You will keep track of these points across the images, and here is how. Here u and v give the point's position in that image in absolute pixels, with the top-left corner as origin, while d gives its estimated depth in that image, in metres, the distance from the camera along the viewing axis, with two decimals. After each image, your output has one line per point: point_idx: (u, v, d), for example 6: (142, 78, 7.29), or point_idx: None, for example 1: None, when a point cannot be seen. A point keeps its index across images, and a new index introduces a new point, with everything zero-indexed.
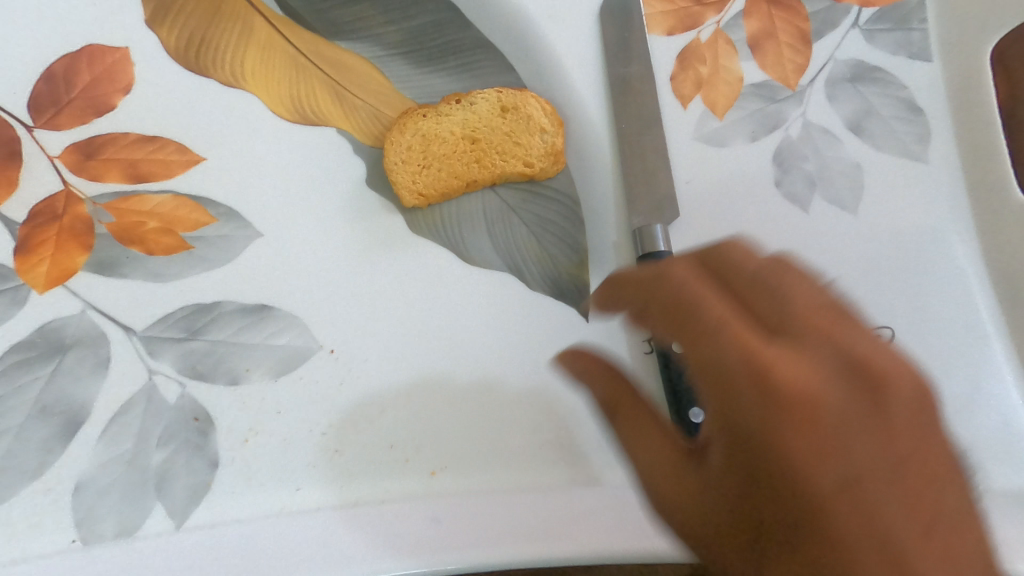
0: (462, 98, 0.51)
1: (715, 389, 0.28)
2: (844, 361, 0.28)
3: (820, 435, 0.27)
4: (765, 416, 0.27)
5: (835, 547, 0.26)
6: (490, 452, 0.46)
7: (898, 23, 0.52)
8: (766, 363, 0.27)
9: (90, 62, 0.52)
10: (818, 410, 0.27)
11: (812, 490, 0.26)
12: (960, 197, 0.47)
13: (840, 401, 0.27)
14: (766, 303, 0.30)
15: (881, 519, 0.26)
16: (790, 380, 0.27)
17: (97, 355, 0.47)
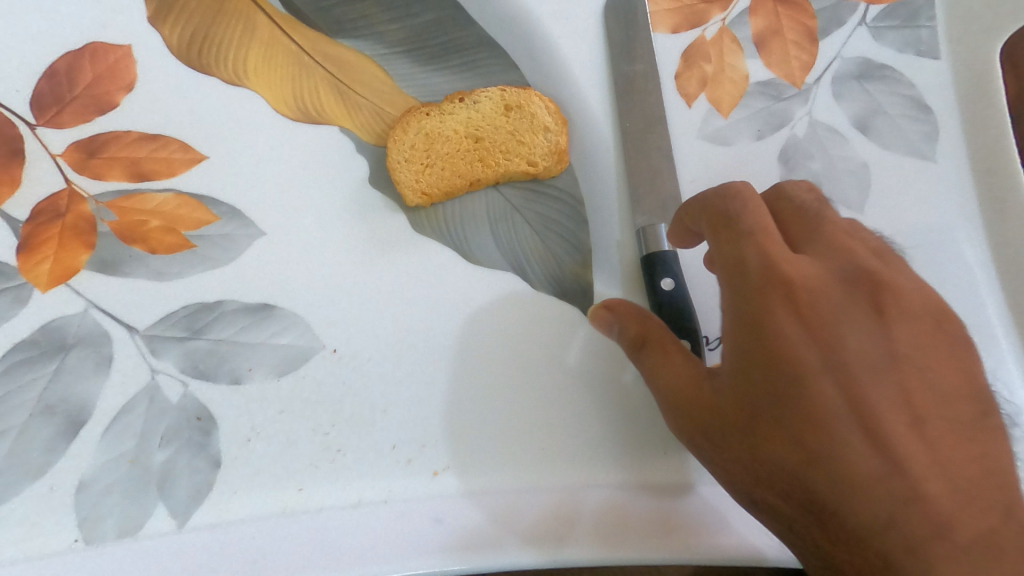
0: (465, 96, 0.51)
1: (738, 285, 0.38)
2: (850, 277, 0.38)
3: (820, 325, 0.37)
4: (778, 307, 0.37)
5: (823, 413, 0.35)
6: (494, 453, 0.46)
7: (906, 21, 0.51)
8: (781, 267, 0.38)
9: (93, 60, 0.52)
10: (821, 308, 0.37)
11: (810, 369, 0.35)
12: (968, 196, 0.47)
13: (840, 304, 0.37)
14: (794, 234, 0.41)
15: (860, 393, 0.35)
16: (796, 283, 0.37)
17: (99, 355, 0.46)
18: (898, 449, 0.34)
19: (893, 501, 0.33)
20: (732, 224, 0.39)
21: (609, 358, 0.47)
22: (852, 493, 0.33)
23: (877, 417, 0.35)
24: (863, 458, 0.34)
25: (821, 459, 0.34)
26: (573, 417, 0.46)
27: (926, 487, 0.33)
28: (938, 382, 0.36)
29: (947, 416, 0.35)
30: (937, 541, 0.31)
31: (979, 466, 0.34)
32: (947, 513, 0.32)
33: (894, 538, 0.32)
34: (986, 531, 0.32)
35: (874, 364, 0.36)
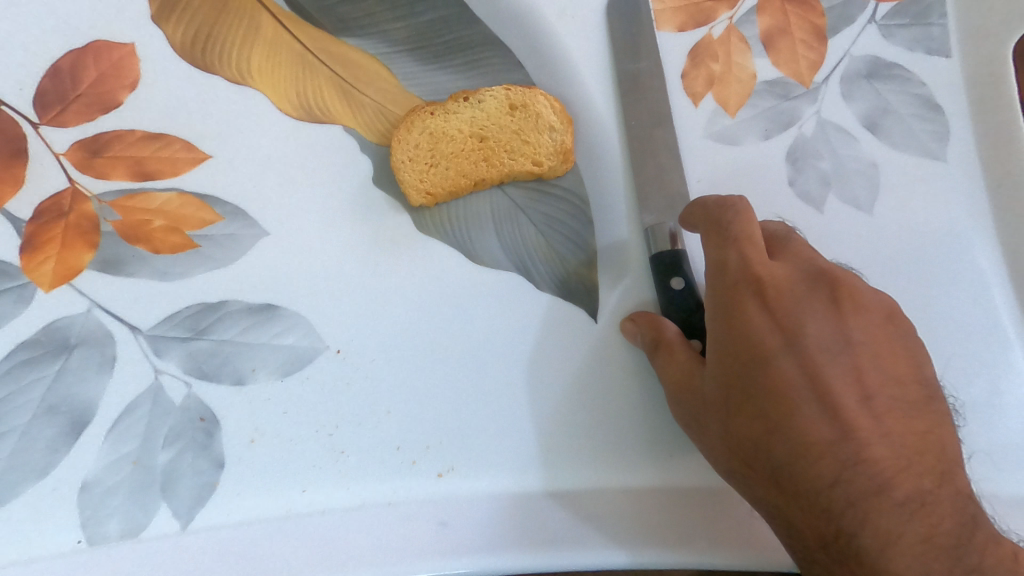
0: (470, 95, 0.50)
1: (719, 283, 0.42)
2: (817, 276, 0.42)
3: (787, 316, 0.40)
4: (750, 299, 0.41)
5: (785, 391, 0.39)
6: (498, 454, 0.45)
7: (916, 18, 0.51)
8: (757, 266, 0.41)
9: (96, 58, 0.52)
10: (788, 301, 0.41)
11: (774, 352, 0.39)
12: (979, 196, 0.46)
13: (806, 298, 0.41)
14: (771, 241, 0.44)
15: (818, 374, 0.39)
16: (769, 279, 0.41)
17: (103, 355, 0.46)
18: (849, 421, 0.38)
19: (840, 464, 0.36)
20: (723, 229, 0.42)
21: (615, 359, 0.47)
22: (805, 458, 0.37)
23: (833, 395, 0.39)
24: (815, 428, 0.38)
25: (780, 430, 0.38)
26: (578, 419, 0.46)
27: (871, 454, 0.37)
28: (889, 367, 0.40)
29: (895, 396, 0.39)
30: (876, 497, 0.35)
31: (921, 440, 0.37)
32: (888, 476, 0.36)
33: (839, 495, 0.36)
34: (922, 492, 0.36)
35: (832, 350, 0.40)
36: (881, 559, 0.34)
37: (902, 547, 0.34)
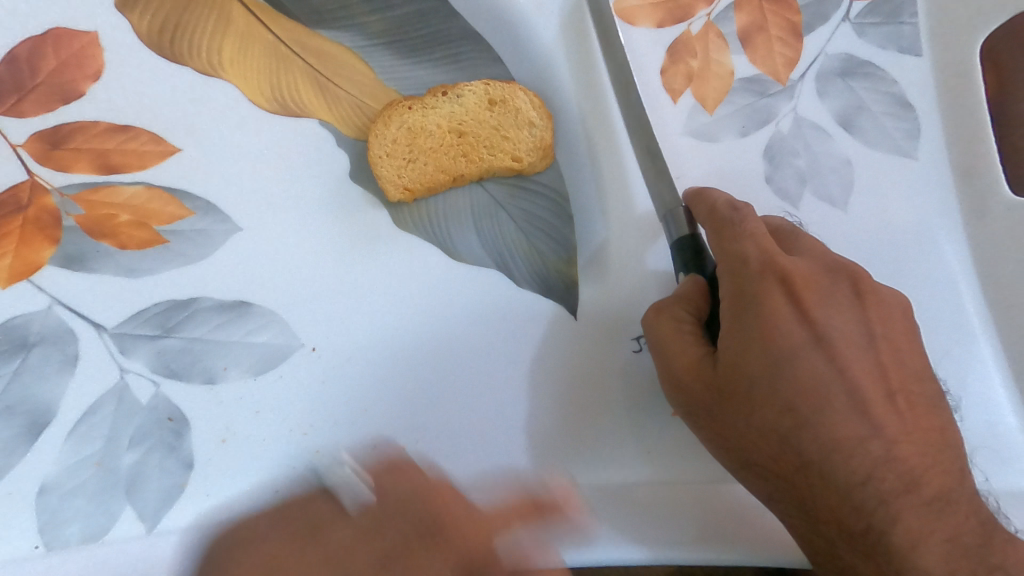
0: (448, 90, 0.50)
1: (738, 279, 0.40)
2: (839, 270, 0.41)
3: (816, 310, 0.39)
4: (777, 295, 0.39)
5: (815, 386, 0.37)
6: (474, 451, 0.45)
7: (889, 17, 0.51)
8: (779, 259, 0.40)
9: (56, 46, 0.50)
10: (814, 294, 0.39)
11: (804, 347, 0.38)
12: (949, 193, 0.47)
13: (828, 292, 0.40)
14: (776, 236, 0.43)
15: (846, 370, 0.38)
16: (795, 273, 0.39)
17: (64, 354, 0.45)
18: (877, 417, 0.38)
19: (872, 462, 0.37)
20: (734, 227, 0.41)
21: (594, 357, 0.47)
22: (837, 455, 0.37)
23: (860, 393, 0.38)
24: (847, 424, 0.37)
25: (809, 426, 0.37)
26: (555, 416, 0.45)
27: (900, 452, 0.37)
28: (909, 362, 0.40)
29: (915, 392, 0.39)
30: (906, 495, 0.36)
31: (939, 437, 0.38)
32: (916, 474, 0.37)
33: (872, 493, 0.36)
34: (946, 489, 0.37)
35: (857, 344, 0.39)
36: (909, 555, 0.35)
37: (931, 544, 0.36)
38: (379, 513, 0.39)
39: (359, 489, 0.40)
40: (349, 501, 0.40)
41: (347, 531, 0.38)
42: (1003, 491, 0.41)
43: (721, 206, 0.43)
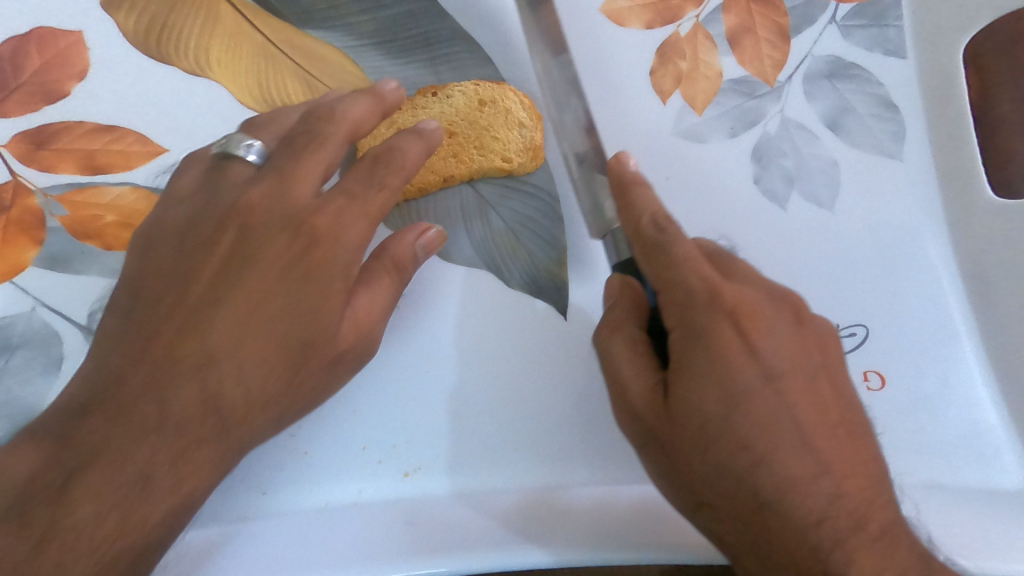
0: (438, 90, 0.50)
1: (682, 310, 0.37)
2: (781, 300, 0.39)
3: (761, 341, 0.37)
4: (722, 326, 0.36)
5: (766, 423, 0.35)
6: (460, 453, 0.45)
7: (874, 20, 0.52)
8: (722, 287, 0.37)
9: (39, 45, 0.50)
10: (760, 324, 0.37)
11: (753, 382, 0.36)
12: (933, 194, 0.48)
13: (773, 322, 0.38)
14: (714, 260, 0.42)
15: (794, 402, 0.36)
16: (740, 303, 0.37)
17: (48, 356, 0.44)
18: (825, 452, 0.35)
19: (825, 499, 0.35)
20: (663, 253, 0.38)
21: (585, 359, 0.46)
22: (792, 495, 0.34)
23: (810, 426, 0.36)
24: (799, 460, 0.35)
25: (765, 463, 0.35)
26: (546, 416, 0.45)
27: (846, 488, 0.35)
28: (846, 390, 0.38)
29: (855, 422, 0.37)
30: (854, 534, 0.34)
31: (879, 468, 0.37)
32: (865, 510, 0.35)
33: (826, 533, 0.34)
34: (892, 525, 0.35)
35: (801, 375, 0.37)
36: None
37: None
38: (336, 147, 0.42)
39: (250, 143, 0.44)
40: (250, 164, 0.44)
41: (304, 157, 0.42)
42: (983, 488, 0.41)
43: (646, 225, 0.40)
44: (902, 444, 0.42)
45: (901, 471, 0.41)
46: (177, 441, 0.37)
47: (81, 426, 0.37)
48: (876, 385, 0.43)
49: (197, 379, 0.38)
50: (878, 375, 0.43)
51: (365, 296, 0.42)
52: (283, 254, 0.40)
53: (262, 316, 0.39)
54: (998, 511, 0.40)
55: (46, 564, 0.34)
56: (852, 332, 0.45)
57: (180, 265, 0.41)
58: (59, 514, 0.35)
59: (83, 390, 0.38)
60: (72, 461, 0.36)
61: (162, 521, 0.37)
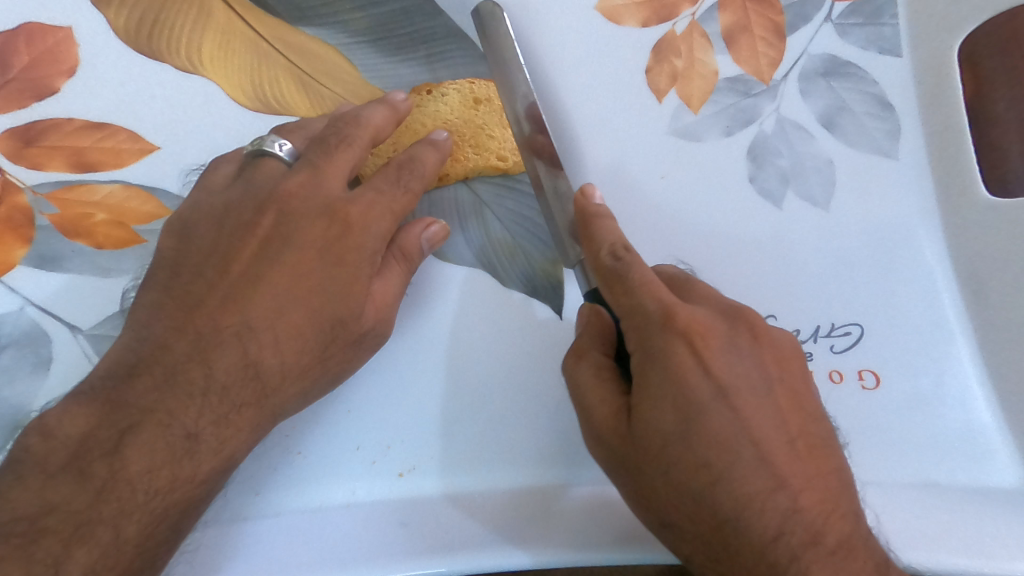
0: (433, 88, 0.50)
1: (642, 332, 0.38)
2: (734, 317, 0.39)
3: (716, 360, 0.37)
4: (679, 346, 0.36)
5: (723, 442, 0.35)
6: (454, 454, 0.44)
7: (870, 18, 0.52)
8: (678, 307, 0.38)
9: (28, 40, 0.49)
10: (716, 342, 0.37)
11: (709, 400, 0.36)
12: (928, 193, 0.47)
13: (728, 340, 0.38)
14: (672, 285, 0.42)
15: (751, 420, 0.36)
16: (694, 322, 0.37)
17: (37, 355, 0.44)
18: (783, 470, 0.35)
19: (782, 516, 0.35)
20: (622, 281, 0.39)
21: None
22: (749, 512, 0.35)
23: (767, 443, 0.36)
24: (756, 477, 0.35)
25: (723, 482, 0.35)
26: (542, 416, 0.45)
27: (804, 502, 0.35)
28: (807, 404, 0.38)
29: (814, 434, 0.37)
30: (812, 547, 0.35)
31: (838, 481, 0.37)
32: (821, 525, 0.35)
33: (783, 550, 0.34)
34: (848, 537, 0.35)
35: (757, 391, 0.37)
36: None
37: None
38: (361, 149, 0.44)
39: (283, 142, 0.45)
40: (280, 160, 0.45)
41: (334, 155, 0.43)
42: (976, 487, 0.41)
43: (604, 254, 0.40)
44: (896, 443, 0.42)
45: (895, 470, 0.41)
46: (220, 407, 0.39)
47: (131, 389, 0.39)
48: (871, 384, 0.43)
49: (240, 348, 0.40)
50: (872, 374, 0.43)
51: (390, 281, 0.44)
52: (319, 237, 0.42)
53: (300, 294, 0.41)
54: (989, 508, 0.40)
55: (105, 513, 0.37)
56: (847, 331, 0.45)
57: (220, 244, 0.42)
58: (115, 467, 0.38)
59: (125, 356, 0.40)
60: (124, 421, 0.38)
61: (204, 480, 0.39)
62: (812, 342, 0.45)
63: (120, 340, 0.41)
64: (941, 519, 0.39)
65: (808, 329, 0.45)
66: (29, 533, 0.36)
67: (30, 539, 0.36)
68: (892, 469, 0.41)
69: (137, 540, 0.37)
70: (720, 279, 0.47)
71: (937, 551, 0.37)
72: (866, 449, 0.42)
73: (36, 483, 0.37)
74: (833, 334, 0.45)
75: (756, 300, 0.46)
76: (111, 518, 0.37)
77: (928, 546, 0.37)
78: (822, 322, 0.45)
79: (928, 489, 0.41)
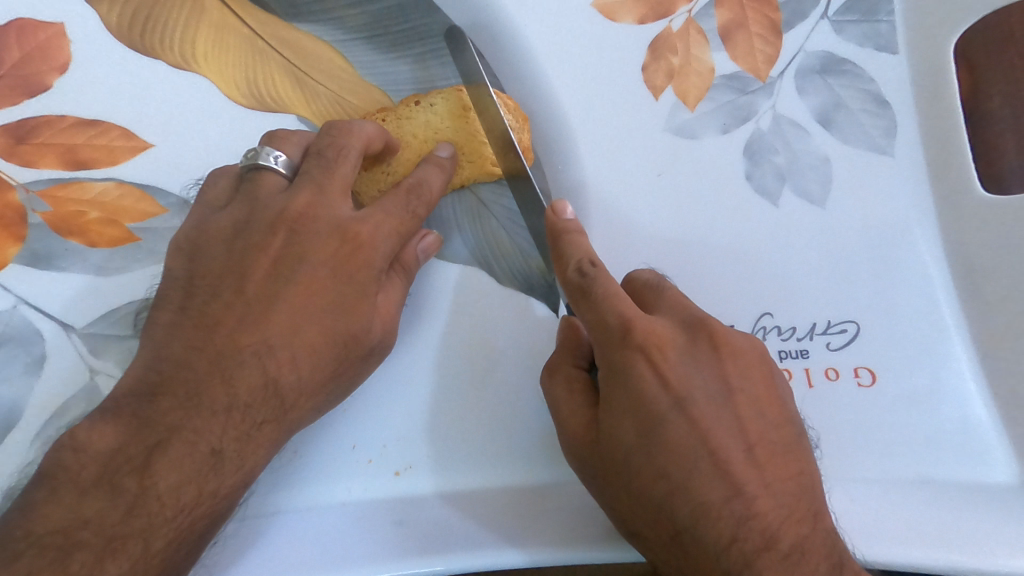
0: (420, 99, 0.49)
1: (603, 345, 0.39)
2: (695, 328, 0.39)
3: (673, 372, 0.37)
4: (635, 358, 0.37)
5: (681, 452, 0.36)
6: (449, 452, 0.43)
7: (866, 15, 0.52)
8: (638, 320, 0.38)
9: (20, 37, 0.49)
10: (673, 354, 0.38)
11: (665, 411, 0.37)
12: (926, 189, 0.47)
13: (686, 351, 0.38)
14: (643, 293, 0.42)
15: (707, 430, 0.37)
16: (652, 334, 0.38)
17: (30, 354, 0.43)
18: (739, 477, 0.36)
19: (736, 522, 0.35)
20: (587, 296, 0.39)
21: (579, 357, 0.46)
22: (705, 519, 0.35)
23: (724, 451, 0.36)
24: (711, 485, 0.36)
25: (681, 491, 0.36)
26: (541, 415, 0.44)
27: (760, 507, 0.36)
28: (767, 413, 0.38)
29: (772, 441, 0.38)
30: (766, 552, 0.35)
31: (796, 484, 0.37)
32: (773, 529, 0.35)
33: (736, 556, 0.35)
34: (801, 540, 0.35)
35: (715, 401, 0.38)
36: None
37: None
38: (355, 161, 0.43)
39: (276, 153, 0.44)
40: (280, 174, 0.44)
41: (336, 170, 0.43)
42: (972, 483, 0.41)
43: (571, 270, 0.40)
44: (891, 439, 0.42)
45: (892, 468, 0.41)
46: (242, 424, 0.39)
47: (155, 408, 0.39)
48: (867, 381, 0.43)
49: (260, 365, 0.40)
50: (868, 371, 0.43)
51: (394, 296, 0.44)
52: (332, 256, 0.41)
53: (313, 312, 0.41)
54: (986, 505, 0.40)
55: (137, 526, 0.37)
56: (843, 329, 0.45)
57: (234, 262, 0.42)
58: (145, 482, 0.37)
59: (147, 375, 0.40)
60: (151, 437, 0.38)
61: (227, 496, 0.39)
62: (808, 340, 0.45)
63: (140, 357, 0.41)
64: (939, 516, 0.39)
65: (804, 326, 0.45)
66: (66, 545, 0.36)
67: (66, 552, 0.35)
68: (888, 466, 0.41)
69: (165, 552, 0.37)
70: (717, 277, 0.47)
71: (934, 548, 0.37)
72: (863, 446, 0.42)
73: (71, 498, 0.37)
74: (829, 331, 0.45)
75: (752, 297, 0.46)
76: (143, 530, 0.37)
77: (926, 544, 0.37)
78: (818, 320, 0.45)
79: (924, 486, 0.41)
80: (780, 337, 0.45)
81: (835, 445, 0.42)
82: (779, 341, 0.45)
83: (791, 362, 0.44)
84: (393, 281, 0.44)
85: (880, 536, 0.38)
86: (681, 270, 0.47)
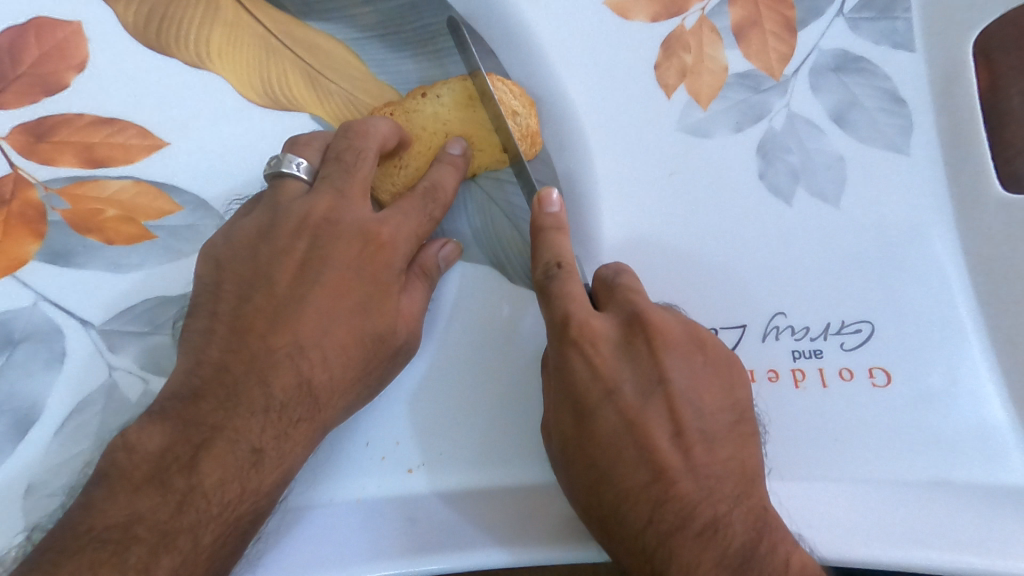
0: (427, 91, 0.49)
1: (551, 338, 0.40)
2: (637, 322, 0.40)
3: (605, 365, 0.39)
4: (570, 351, 0.39)
5: (608, 442, 0.38)
6: (462, 450, 0.43)
7: (882, 13, 0.51)
8: (577, 313, 0.39)
9: (39, 36, 0.50)
10: (607, 347, 0.39)
11: (595, 401, 0.38)
12: (943, 190, 0.47)
13: (621, 344, 0.40)
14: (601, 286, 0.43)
15: (634, 419, 0.38)
16: (588, 327, 0.39)
17: (50, 350, 0.44)
18: (663, 463, 0.37)
19: (652, 506, 0.37)
20: (547, 296, 0.40)
21: None
22: (626, 503, 0.37)
23: (650, 440, 0.38)
24: (632, 471, 0.38)
25: (606, 477, 0.38)
26: None
27: (680, 491, 0.37)
28: (703, 401, 0.39)
29: (706, 428, 0.39)
30: (680, 533, 0.36)
31: (723, 468, 0.38)
32: (690, 508, 0.37)
33: (651, 536, 0.37)
34: (718, 517, 0.36)
35: (644, 392, 0.39)
36: None
37: None
38: (372, 162, 0.43)
39: (298, 160, 0.44)
40: (299, 176, 0.44)
41: (357, 173, 0.43)
42: (991, 486, 0.41)
43: (539, 271, 0.41)
44: (904, 438, 0.42)
45: (908, 469, 0.41)
46: (280, 423, 0.39)
47: (197, 409, 0.39)
48: (882, 381, 0.43)
49: (292, 365, 0.40)
50: (883, 372, 0.43)
51: (417, 298, 0.44)
52: (355, 258, 0.42)
53: (342, 312, 0.41)
54: (1001, 507, 0.39)
55: (186, 522, 0.37)
56: (858, 329, 0.45)
57: (263, 265, 0.43)
58: (192, 481, 0.38)
59: (188, 379, 0.40)
60: (198, 437, 0.39)
61: (268, 493, 0.39)
62: (822, 340, 0.45)
63: None
64: (953, 519, 0.39)
65: (818, 326, 0.45)
66: (122, 540, 0.36)
67: (124, 547, 0.36)
68: (904, 467, 0.41)
69: (213, 548, 0.38)
70: (729, 276, 0.46)
71: (946, 550, 0.37)
72: (878, 447, 0.42)
73: (124, 494, 0.38)
74: (844, 331, 0.45)
75: (766, 296, 0.46)
76: (192, 527, 0.37)
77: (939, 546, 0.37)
78: (833, 320, 0.45)
79: (941, 488, 0.41)
80: (793, 337, 0.45)
81: (848, 444, 0.42)
82: (792, 341, 0.45)
83: (804, 362, 0.44)
84: (410, 283, 0.44)
85: (895, 536, 0.38)
86: (694, 269, 0.47)
